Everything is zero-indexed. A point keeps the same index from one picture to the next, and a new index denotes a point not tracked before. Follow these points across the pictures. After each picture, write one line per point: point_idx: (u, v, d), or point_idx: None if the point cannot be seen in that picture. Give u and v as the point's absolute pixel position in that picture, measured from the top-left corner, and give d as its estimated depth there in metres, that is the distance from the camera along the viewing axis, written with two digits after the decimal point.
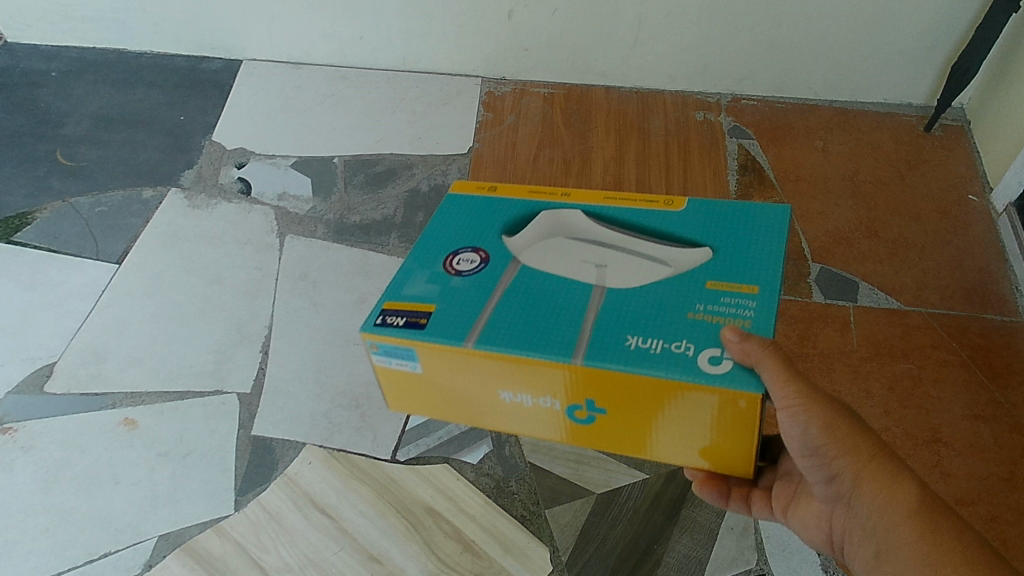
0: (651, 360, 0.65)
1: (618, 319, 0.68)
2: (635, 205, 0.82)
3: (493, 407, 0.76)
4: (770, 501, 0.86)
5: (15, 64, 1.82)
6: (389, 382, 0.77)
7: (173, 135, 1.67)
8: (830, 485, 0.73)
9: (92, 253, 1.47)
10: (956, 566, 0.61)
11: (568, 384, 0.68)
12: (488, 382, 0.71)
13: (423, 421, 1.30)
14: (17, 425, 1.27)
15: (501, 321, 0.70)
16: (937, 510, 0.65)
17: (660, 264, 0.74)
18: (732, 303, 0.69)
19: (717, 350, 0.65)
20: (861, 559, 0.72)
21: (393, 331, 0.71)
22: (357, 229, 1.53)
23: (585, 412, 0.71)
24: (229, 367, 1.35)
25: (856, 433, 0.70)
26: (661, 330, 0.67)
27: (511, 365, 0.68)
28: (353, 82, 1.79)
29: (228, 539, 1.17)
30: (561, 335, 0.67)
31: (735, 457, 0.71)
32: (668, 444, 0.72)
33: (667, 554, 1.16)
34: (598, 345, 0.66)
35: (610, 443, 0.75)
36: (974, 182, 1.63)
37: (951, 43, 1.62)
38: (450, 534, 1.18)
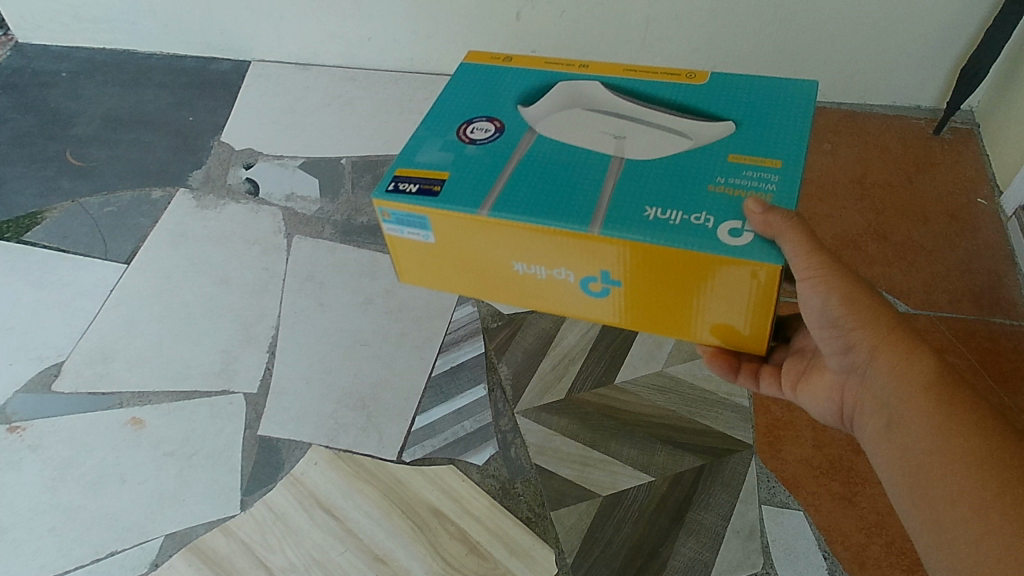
0: (668, 229, 0.64)
1: (636, 187, 0.68)
2: (655, 80, 0.82)
3: (507, 281, 0.76)
4: (779, 378, 0.89)
5: (26, 65, 1.83)
6: (404, 253, 0.78)
7: (182, 136, 1.68)
8: (846, 356, 0.76)
9: (101, 253, 1.48)
10: (968, 432, 0.64)
11: (582, 254, 0.68)
12: (501, 251, 0.72)
13: (429, 422, 1.30)
14: (25, 424, 1.28)
15: (515, 189, 0.70)
16: (952, 381, 0.68)
17: (681, 137, 0.74)
18: (754, 176, 0.69)
19: (740, 224, 0.64)
20: (869, 431, 0.76)
21: (405, 198, 0.71)
22: (364, 230, 1.53)
23: (599, 285, 0.72)
24: (236, 367, 1.35)
25: (876, 306, 0.72)
26: (680, 201, 0.66)
27: (524, 234, 0.68)
28: (361, 82, 1.79)
29: (234, 539, 1.17)
30: (576, 202, 0.67)
31: (746, 331, 0.72)
32: (681, 318, 0.72)
33: (673, 557, 1.16)
34: (614, 214, 0.66)
35: (622, 318, 0.75)
36: (984, 185, 1.62)
37: (961, 46, 1.61)
38: (455, 535, 1.18)
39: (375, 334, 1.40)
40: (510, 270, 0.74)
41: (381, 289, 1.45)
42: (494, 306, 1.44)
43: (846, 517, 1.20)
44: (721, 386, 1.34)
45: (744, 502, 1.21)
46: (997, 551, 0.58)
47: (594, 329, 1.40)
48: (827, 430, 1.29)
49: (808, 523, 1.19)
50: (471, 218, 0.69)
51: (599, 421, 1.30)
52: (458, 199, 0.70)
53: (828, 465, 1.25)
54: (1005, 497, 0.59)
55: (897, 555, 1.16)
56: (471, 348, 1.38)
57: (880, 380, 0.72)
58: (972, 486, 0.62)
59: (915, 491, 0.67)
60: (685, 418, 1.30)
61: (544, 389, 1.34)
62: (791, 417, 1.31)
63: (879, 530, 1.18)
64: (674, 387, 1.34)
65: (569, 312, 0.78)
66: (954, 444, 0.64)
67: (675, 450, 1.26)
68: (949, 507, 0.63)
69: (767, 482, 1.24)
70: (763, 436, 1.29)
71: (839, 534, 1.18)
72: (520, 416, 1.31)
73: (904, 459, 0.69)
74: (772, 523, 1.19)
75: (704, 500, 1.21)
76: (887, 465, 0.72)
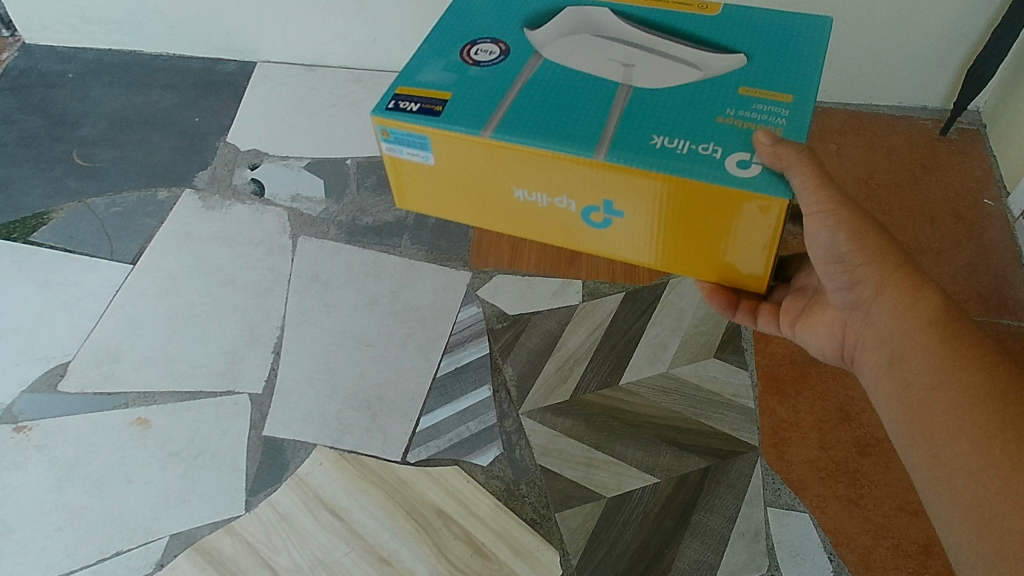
0: (677, 158, 0.65)
1: (645, 116, 0.68)
2: (664, 7, 0.81)
3: (506, 209, 0.76)
4: (776, 316, 0.91)
5: (32, 66, 1.82)
6: (401, 175, 0.78)
7: (188, 137, 1.68)
8: (851, 292, 0.78)
9: (107, 253, 1.48)
10: (971, 369, 0.68)
11: (586, 180, 0.69)
12: (503, 177, 0.72)
13: (434, 423, 1.30)
14: (31, 424, 1.28)
15: (520, 113, 0.70)
16: (955, 320, 0.71)
17: (692, 68, 0.73)
18: (765, 110, 0.69)
19: (748, 155, 0.65)
20: (870, 366, 0.79)
21: (406, 116, 0.71)
22: (369, 231, 1.53)
23: (600, 215, 0.72)
24: (241, 367, 1.35)
25: (884, 243, 0.75)
26: (688, 130, 0.67)
27: (530, 158, 0.68)
28: (367, 83, 1.78)
29: (239, 539, 1.17)
30: (583, 128, 0.68)
31: (746, 266, 0.72)
32: (681, 250, 0.72)
33: (678, 558, 1.17)
34: (621, 142, 0.66)
35: (620, 249, 0.75)
36: (991, 186, 1.63)
37: (968, 47, 1.61)
38: (460, 536, 1.19)
39: (380, 334, 1.40)
40: (511, 198, 0.74)
41: (386, 289, 1.45)
42: (498, 306, 1.43)
43: (852, 519, 1.21)
44: (726, 387, 1.34)
45: (749, 503, 1.22)
46: (996, 483, 0.62)
47: (600, 330, 1.40)
48: (832, 432, 1.30)
49: (813, 524, 1.20)
50: (475, 139, 0.69)
51: (605, 423, 1.30)
52: (462, 119, 0.69)
53: (833, 466, 1.26)
54: (1003, 433, 0.63)
55: (902, 557, 1.18)
56: (476, 349, 1.38)
57: (884, 317, 0.75)
58: (972, 420, 0.65)
59: (915, 426, 0.70)
60: (690, 419, 1.30)
61: (548, 390, 1.33)
62: (797, 418, 1.31)
63: (885, 532, 1.20)
64: (679, 389, 1.34)
65: (568, 244, 0.78)
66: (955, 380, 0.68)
67: (680, 452, 1.27)
68: (948, 441, 0.66)
69: (772, 484, 1.24)
70: (768, 437, 1.29)
71: (845, 535, 1.20)
72: (524, 417, 1.31)
73: (905, 394, 0.72)
74: (777, 525, 1.20)
75: (709, 502, 1.22)
76: (887, 400, 0.75)
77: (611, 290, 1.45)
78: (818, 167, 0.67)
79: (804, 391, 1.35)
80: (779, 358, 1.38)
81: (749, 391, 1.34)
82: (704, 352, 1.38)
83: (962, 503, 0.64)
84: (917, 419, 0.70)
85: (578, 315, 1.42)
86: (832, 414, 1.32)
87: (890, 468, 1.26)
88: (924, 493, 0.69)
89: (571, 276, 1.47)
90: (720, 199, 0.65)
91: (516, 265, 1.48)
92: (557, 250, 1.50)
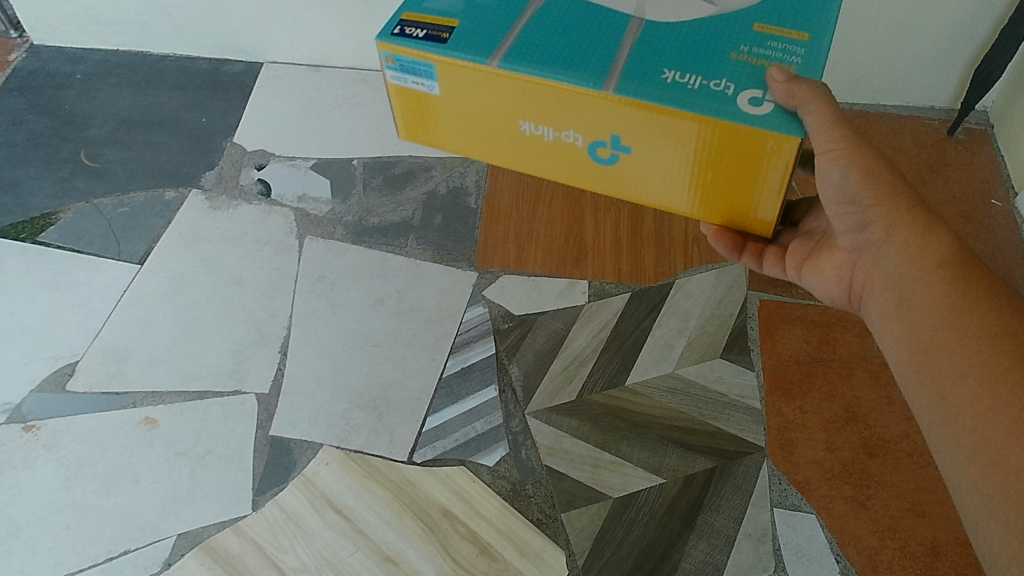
0: (686, 91, 0.71)
1: (659, 53, 0.74)
2: None
3: (514, 142, 0.82)
4: (782, 259, 0.96)
5: (41, 67, 1.82)
6: (408, 105, 0.84)
7: (195, 137, 1.68)
8: (863, 233, 0.83)
9: (114, 254, 1.49)
10: (977, 302, 0.71)
11: (586, 111, 0.75)
12: (509, 107, 0.78)
13: (440, 423, 1.30)
14: (40, 423, 1.29)
15: (531, 45, 0.76)
16: (964, 259, 0.75)
17: (707, 5, 0.79)
18: (777, 48, 0.75)
19: (760, 93, 0.71)
20: (878, 305, 0.83)
21: (413, 43, 0.77)
22: (375, 231, 1.54)
23: (607, 150, 0.78)
24: (248, 367, 1.36)
25: (895, 186, 0.80)
26: (699, 67, 0.73)
27: (534, 88, 0.75)
28: (373, 83, 1.78)
29: (245, 538, 1.17)
30: (593, 63, 0.74)
31: (744, 207, 0.78)
32: (682, 186, 0.78)
33: (684, 559, 1.17)
34: (630, 77, 0.72)
35: (622, 186, 0.81)
36: (999, 186, 1.64)
37: (975, 47, 1.61)
38: (466, 536, 1.19)
39: (387, 334, 1.40)
40: (518, 131, 0.80)
41: (392, 289, 1.45)
42: (504, 306, 1.43)
43: (859, 520, 1.22)
44: (733, 387, 1.34)
45: (756, 504, 1.22)
46: (1004, 421, 0.64)
47: (606, 330, 1.40)
48: (839, 433, 1.30)
49: (820, 526, 1.21)
50: (480, 68, 0.75)
51: (611, 423, 1.30)
52: (468, 49, 0.76)
53: (840, 467, 1.26)
54: (1012, 372, 0.65)
55: (909, 558, 1.18)
56: (482, 350, 1.38)
57: (896, 264, 0.79)
58: (977, 354, 0.68)
59: (922, 362, 0.74)
60: (696, 420, 1.30)
61: (554, 391, 1.33)
62: (803, 419, 1.32)
63: (892, 533, 1.20)
64: (685, 389, 1.34)
65: (572, 181, 0.84)
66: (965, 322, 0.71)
67: (686, 452, 1.27)
68: (957, 381, 0.69)
69: (779, 485, 1.24)
70: (774, 438, 1.29)
71: (852, 537, 1.20)
72: (530, 417, 1.31)
73: (914, 332, 0.75)
74: (784, 526, 1.20)
75: (715, 502, 1.22)
76: (895, 338, 0.79)
77: (617, 291, 1.45)
78: (833, 103, 0.71)
79: (810, 392, 1.35)
80: (785, 359, 1.38)
81: (755, 392, 1.34)
82: (710, 352, 1.38)
83: (968, 443, 0.66)
84: (926, 362, 0.73)
85: (584, 315, 1.42)
86: (838, 414, 1.32)
87: (897, 470, 1.26)
88: (930, 436, 0.72)
89: (577, 276, 1.47)
90: (715, 131, 0.71)
91: (522, 265, 1.49)
92: (564, 250, 1.50)
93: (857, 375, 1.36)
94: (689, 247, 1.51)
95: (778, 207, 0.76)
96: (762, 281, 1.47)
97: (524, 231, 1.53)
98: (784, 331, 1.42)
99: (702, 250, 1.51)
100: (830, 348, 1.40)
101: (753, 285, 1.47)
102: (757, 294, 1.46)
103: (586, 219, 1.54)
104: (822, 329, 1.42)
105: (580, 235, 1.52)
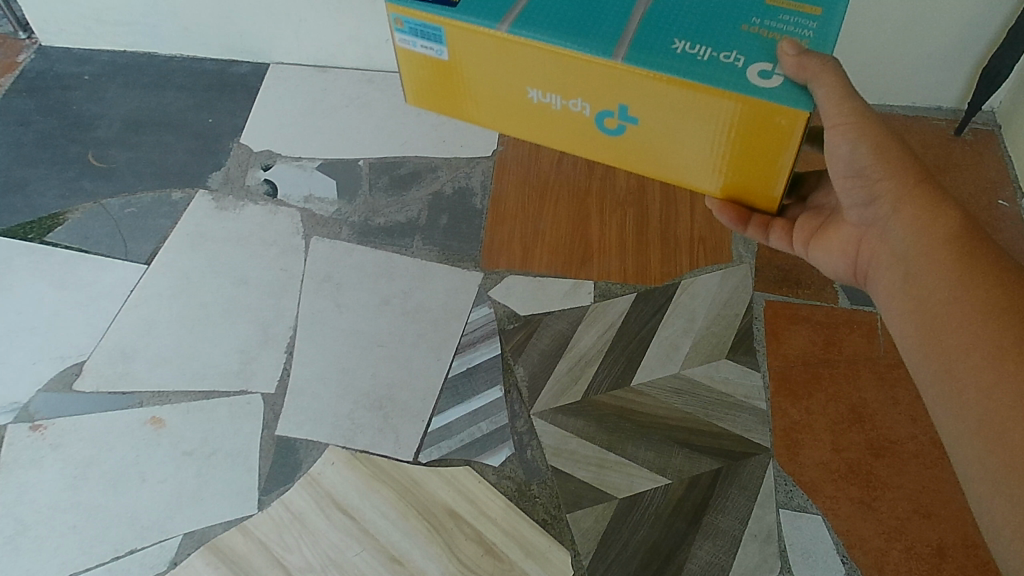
0: (696, 63, 0.73)
1: (672, 24, 0.76)
2: None
3: (522, 111, 0.85)
4: (791, 233, 0.95)
5: (49, 68, 1.82)
6: (418, 70, 0.87)
7: (201, 138, 1.69)
8: (869, 208, 0.85)
9: (121, 254, 1.49)
10: (983, 279, 0.73)
11: (592, 80, 0.77)
12: (518, 75, 0.81)
13: (446, 423, 1.30)
14: (47, 423, 1.29)
15: (541, 13, 0.78)
16: (970, 236, 0.77)
17: None
18: (790, 21, 0.77)
19: (771, 67, 0.73)
20: (881, 280, 0.85)
21: (423, 7, 0.80)
22: (381, 232, 1.54)
23: (614, 121, 0.81)
24: (254, 367, 1.36)
25: (903, 162, 0.82)
26: (710, 39, 0.75)
27: (541, 55, 0.77)
28: (379, 84, 1.79)
29: (251, 538, 1.18)
30: (604, 33, 0.76)
31: (747, 181, 0.80)
32: (688, 159, 0.80)
33: (690, 560, 1.17)
34: (638, 48, 0.75)
35: (628, 156, 0.84)
36: (1006, 187, 1.64)
37: (982, 47, 1.60)
38: (472, 536, 1.19)
39: (392, 335, 1.40)
40: (526, 98, 0.83)
41: (398, 290, 1.46)
42: (510, 306, 1.43)
43: (866, 521, 1.21)
44: (738, 388, 1.34)
45: (762, 505, 1.22)
46: (1007, 397, 0.66)
47: (611, 331, 1.40)
48: (845, 433, 1.30)
49: (826, 527, 1.20)
50: (490, 33, 0.77)
51: (616, 424, 1.30)
52: (477, 14, 0.78)
53: (846, 468, 1.26)
54: (1015, 348, 0.67)
55: (916, 559, 1.18)
56: (487, 350, 1.38)
57: (904, 239, 0.81)
58: (982, 330, 0.70)
59: (926, 336, 0.76)
60: (702, 420, 1.30)
61: (560, 391, 1.33)
62: (809, 420, 1.31)
63: (898, 535, 1.20)
64: (691, 389, 1.34)
65: (577, 150, 0.87)
66: (971, 297, 0.73)
67: (691, 453, 1.27)
68: (962, 356, 0.71)
69: (784, 486, 1.24)
70: (780, 439, 1.29)
71: (858, 538, 1.20)
72: (536, 418, 1.31)
73: (919, 307, 0.77)
74: (790, 527, 1.20)
75: (721, 503, 1.22)
76: (899, 313, 0.81)
77: (623, 291, 1.45)
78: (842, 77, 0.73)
79: (816, 392, 1.34)
80: (791, 359, 1.38)
81: (761, 393, 1.34)
82: (716, 353, 1.38)
83: (972, 417, 0.68)
84: (930, 336, 0.75)
85: (590, 316, 1.42)
86: (844, 415, 1.32)
87: (903, 471, 1.26)
88: (933, 409, 0.74)
89: (583, 277, 1.47)
90: (715, 101, 0.73)
91: (527, 265, 1.49)
92: (569, 251, 1.50)
93: (863, 375, 1.36)
94: (694, 248, 1.51)
95: (784, 183, 0.78)
96: (768, 282, 1.47)
97: (529, 231, 1.53)
98: (790, 331, 1.42)
99: (707, 251, 1.51)
100: (836, 349, 1.40)
101: (759, 287, 1.47)
102: (763, 295, 1.46)
103: (591, 220, 1.55)
104: (829, 330, 1.42)
105: (586, 236, 1.52)
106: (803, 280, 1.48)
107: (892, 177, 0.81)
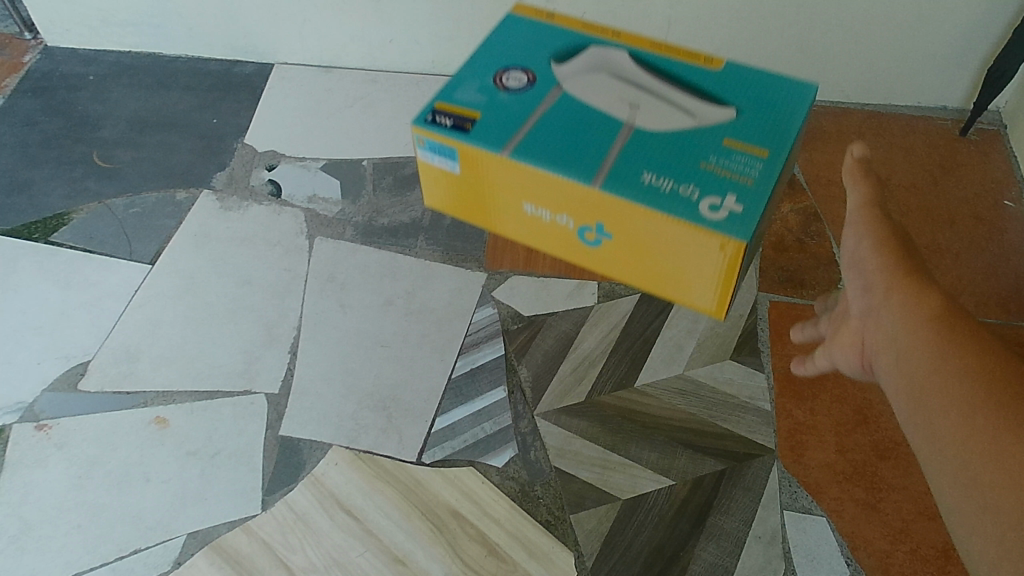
0: (663, 197, 0.71)
1: (643, 154, 0.75)
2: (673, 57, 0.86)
3: (517, 221, 0.83)
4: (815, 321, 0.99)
5: (54, 69, 1.82)
6: (428, 180, 0.85)
7: (206, 138, 1.69)
8: None
9: (126, 254, 1.49)
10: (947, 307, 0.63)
11: (585, 207, 0.75)
12: (516, 196, 0.79)
13: (450, 423, 1.31)
14: (51, 422, 1.30)
15: (535, 141, 0.76)
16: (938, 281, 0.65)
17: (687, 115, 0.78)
18: (742, 162, 0.74)
19: (723, 201, 0.71)
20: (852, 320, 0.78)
21: (442, 131, 0.78)
22: (385, 232, 1.54)
23: (593, 235, 0.78)
24: (258, 367, 1.36)
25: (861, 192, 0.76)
26: (675, 173, 0.73)
27: (535, 176, 0.76)
28: (383, 85, 1.79)
29: (255, 538, 1.17)
30: (586, 159, 0.74)
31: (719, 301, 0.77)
32: (672, 279, 0.78)
33: (693, 561, 1.16)
34: (613, 176, 0.73)
35: (615, 271, 0.82)
36: (1012, 187, 1.63)
37: (989, 46, 1.61)
38: (475, 537, 1.17)
39: (396, 335, 1.40)
40: (521, 212, 0.81)
41: (402, 290, 1.46)
42: (514, 306, 1.43)
43: (870, 523, 1.21)
44: (742, 389, 1.34)
45: (765, 507, 1.22)
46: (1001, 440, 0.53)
47: (615, 331, 1.40)
48: (850, 435, 1.30)
49: (831, 529, 1.20)
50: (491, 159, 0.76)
51: (620, 425, 1.30)
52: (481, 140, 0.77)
53: (851, 470, 1.26)
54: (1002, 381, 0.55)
55: (921, 562, 1.17)
56: (491, 350, 1.38)
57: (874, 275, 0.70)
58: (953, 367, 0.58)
59: (916, 398, 0.62)
60: (706, 421, 1.30)
61: (564, 392, 1.33)
62: (814, 421, 1.31)
63: (903, 537, 1.20)
64: (695, 390, 1.34)
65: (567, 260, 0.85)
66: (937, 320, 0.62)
67: (695, 454, 1.27)
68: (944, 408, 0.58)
69: (788, 487, 1.24)
70: (784, 440, 1.29)
71: (863, 540, 1.19)
72: (540, 418, 1.31)
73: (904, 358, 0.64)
74: (794, 529, 1.20)
75: (725, 505, 1.22)
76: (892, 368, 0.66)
77: (627, 292, 1.46)
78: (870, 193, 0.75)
79: (821, 393, 1.34)
80: (796, 361, 1.38)
81: (765, 393, 1.34)
82: (720, 353, 1.38)
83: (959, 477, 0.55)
84: (917, 393, 0.61)
85: (594, 316, 1.42)
86: (849, 416, 1.31)
87: (908, 473, 1.26)
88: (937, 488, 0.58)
89: (587, 277, 1.47)
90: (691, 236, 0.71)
91: (531, 266, 1.49)
92: None
93: None
94: None
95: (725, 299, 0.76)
96: (772, 283, 1.48)
97: None
98: None
99: None
100: None
101: (763, 287, 1.47)
102: (767, 296, 1.46)
103: None
104: None
105: None
106: (807, 281, 1.48)
107: (862, 204, 0.74)
